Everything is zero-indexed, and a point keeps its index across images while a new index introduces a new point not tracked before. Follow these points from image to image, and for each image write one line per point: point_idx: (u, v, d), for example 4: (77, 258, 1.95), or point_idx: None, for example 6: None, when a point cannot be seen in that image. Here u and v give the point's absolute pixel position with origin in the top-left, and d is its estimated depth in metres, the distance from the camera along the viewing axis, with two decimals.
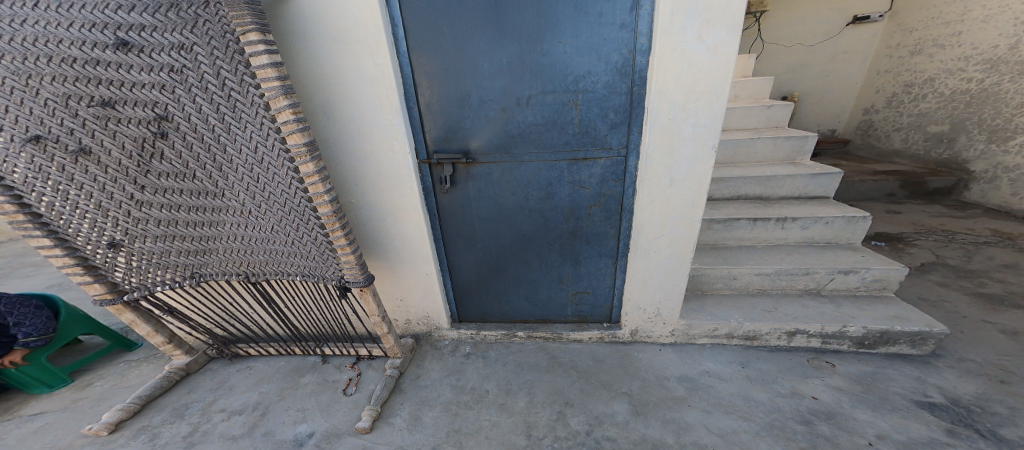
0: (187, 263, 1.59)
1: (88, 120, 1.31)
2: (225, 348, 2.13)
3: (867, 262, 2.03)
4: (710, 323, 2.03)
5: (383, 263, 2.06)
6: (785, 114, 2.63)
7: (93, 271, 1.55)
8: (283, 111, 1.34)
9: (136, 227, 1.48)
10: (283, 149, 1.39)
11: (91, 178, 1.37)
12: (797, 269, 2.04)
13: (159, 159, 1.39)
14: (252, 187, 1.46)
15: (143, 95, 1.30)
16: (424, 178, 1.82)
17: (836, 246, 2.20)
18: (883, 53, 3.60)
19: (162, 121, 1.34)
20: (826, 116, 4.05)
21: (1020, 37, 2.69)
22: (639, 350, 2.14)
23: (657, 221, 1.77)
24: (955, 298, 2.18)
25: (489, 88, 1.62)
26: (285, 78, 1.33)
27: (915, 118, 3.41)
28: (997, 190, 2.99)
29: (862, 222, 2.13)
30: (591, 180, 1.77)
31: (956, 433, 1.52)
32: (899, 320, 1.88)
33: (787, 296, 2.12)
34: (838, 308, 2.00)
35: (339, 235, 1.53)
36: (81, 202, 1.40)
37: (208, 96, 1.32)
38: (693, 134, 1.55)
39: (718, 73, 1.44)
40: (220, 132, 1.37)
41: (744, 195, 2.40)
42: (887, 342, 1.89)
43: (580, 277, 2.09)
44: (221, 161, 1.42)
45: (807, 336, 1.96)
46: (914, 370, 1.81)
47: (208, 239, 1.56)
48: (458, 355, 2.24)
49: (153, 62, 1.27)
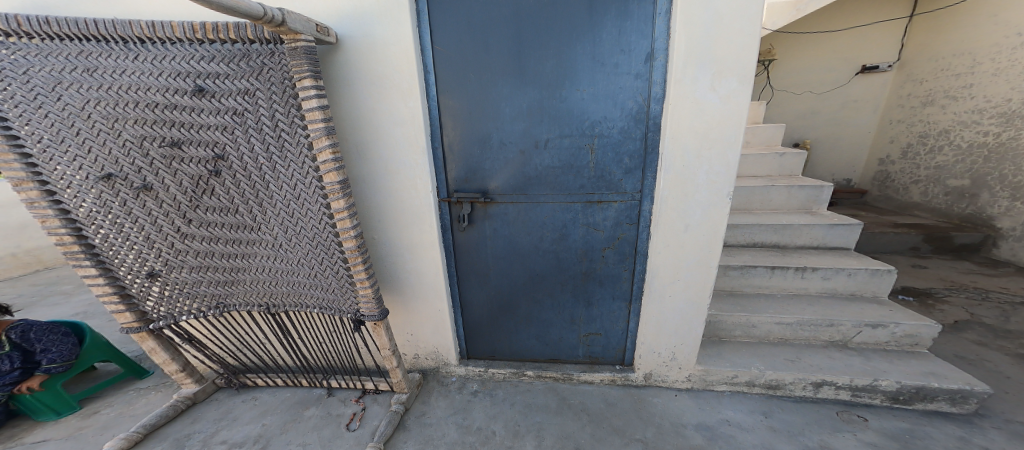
0: (215, 292, 1.60)
1: (156, 159, 1.36)
2: (234, 379, 2.12)
3: (896, 316, 1.96)
4: (728, 370, 1.96)
5: (397, 298, 2.07)
6: (798, 162, 2.66)
7: (127, 299, 1.56)
8: (324, 151, 1.36)
9: (175, 258, 1.51)
10: (318, 186, 1.42)
11: (146, 212, 1.41)
12: (821, 320, 1.98)
13: (209, 195, 1.42)
14: (288, 222, 1.49)
15: (206, 136, 1.34)
16: (443, 216, 1.87)
17: (862, 299, 2.13)
18: (894, 103, 3.65)
19: (219, 160, 1.38)
20: (839, 164, 4.05)
21: None
22: (654, 395, 2.06)
23: (672, 265, 1.76)
24: (995, 358, 2.07)
25: (510, 132, 1.69)
26: (330, 119, 1.35)
27: (933, 171, 3.40)
28: None
29: (887, 274, 2.08)
30: (605, 223, 1.79)
31: None
32: (937, 376, 1.78)
33: (811, 347, 2.04)
34: (867, 361, 1.91)
35: (360, 268, 1.57)
36: (132, 234, 1.44)
37: (261, 137, 1.36)
38: (708, 181, 1.58)
39: (731, 121, 1.49)
40: (267, 170, 1.40)
41: (759, 243, 2.38)
42: (925, 398, 1.78)
43: (592, 319, 2.06)
44: (263, 198, 1.44)
45: (835, 388, 1.87)
46: (957, 429, 1.69)
47: (238, 270, 1.57)
48: (465, 392, 2.20)
49: (220, 106, 1.32)
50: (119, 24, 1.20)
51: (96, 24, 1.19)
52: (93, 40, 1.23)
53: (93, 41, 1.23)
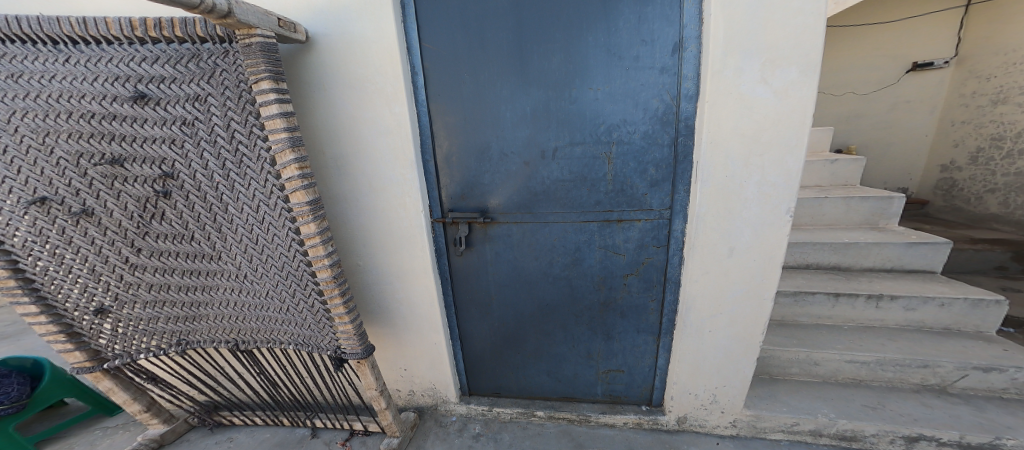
0: (174, 330, 1.44)
1: (95, 179, 1.23)
2: (207, 417, 1.93)
3: (1012, 357, 1.58)
4: (787, 417, 1.62)
5: (387, 330, 1.83)
6: (853, 170, 2.31)
7: (76, 338, 1.43)
8: (289, 166, 1.19)
9: (127, 292, 1.36)
10: (285, 208, 1.24)
11: (88, 240, 1.28)
12: (910, 359, 1.63)
13: (159, 220, 1.28)
14: (250, 249, 1.31)
15: (152, 152, 1.20)
16: (437, 239, 1.62)
17: (960, 335, 1.76)
18: (956, 102, 3.23)
19: (167, 178, 1.23)
20: (894, 172, 3.64)
21: None
22: (689, 443, 1.74)
23: (713, 297, 1.45)
24: None
25: (512, 140, 1.44)
26: (296, 129, 1.19)
27: (1014, 178, 2.97)
28: None
29: (993, 306, 1.70)
30: (627, 245, 1.51)
31: None
32: None
33: (895, 390, 1.68)
34: (979, 412, 1.54)
35: (338, 302, 1.36)
36: (76, 266, 1.31)
37: (215, 150, 1.20)
38: (758, 194, 1.28)
39: (790, 119, 1.19)
40: (222, 190, 1.24)
41: (814, 265, 2.03)
42: None
43: (613, 354, 1.76)
44: (221, 222, 1.28)
45: (936, 444, 1.51)
46: None
47: (199, 305, 1.40)
48: (466, 436, 1.93)
49: (167, 115, 1.18)
50: (46, 22, 1.09)
51: (19, 22, 1.08)
52: (17, 41, 1.12)
53: (17, 42, 1.13)
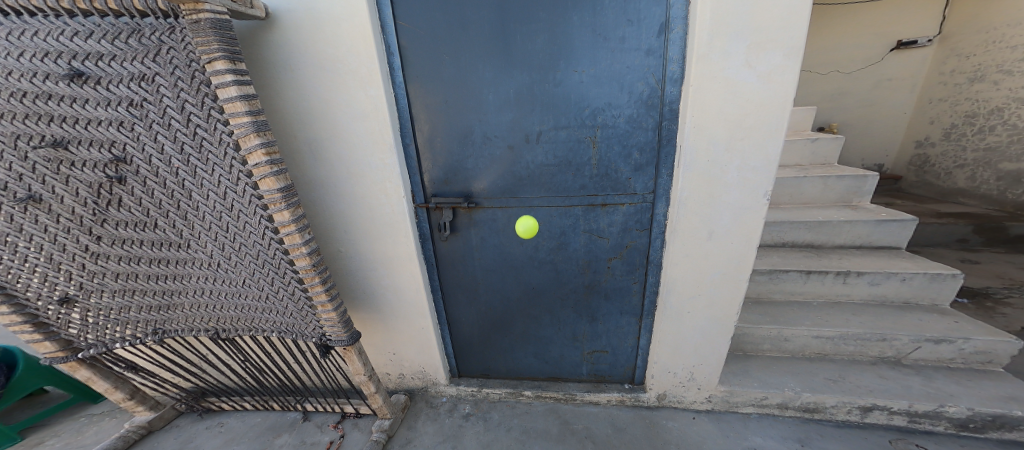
0: (149, 319, 1.45)
1: (38, 163, 1.18)
2: (196, 404, 1.96)
3: (963, 328, 1.66)
4: (757, 392, 1.70)
5: (373, 316, 1.83)
6: (833, 148, 2.34)
7: (44, 328, 1.40)
8: (255, 151, 1.20)
9: (91, 281, 1.34)
10: (255, 196, 1.24)
11: (41, 228, 1.24)
12: (870, 334, 1.70)
13: (117, 207, 1.26)
14: (221, 237, 1.33)
15: (98, 134, 1.18)
16: (421, 224, 1.61)
17: (918, 308, 1.83)
18: (936, 80, 3.27)
19: (120, 163, 1.21)
20: (871, 150, 3.71)
21: None
22: (667, 418, 1.83)
23: (693, 279, 1.48)
24: None
25: (496, 124, 1.41)
26: (259, 113, 1.18)
27: (982, 153, 3.07)
28: None
29: (951, 281, 1.76)
30: (611, 229, 1.52)
31: None
32: (1020, 403, 1.49)
33: (856, 363, 1.77)
34: (928, 382, 1.63)
35: (319, 290, 1.38)
36: (31, 255, 1.27)
37: (171, 134, 1.19)
38: (739, 179, 1.29)
39: (774, 104, 1.19)
40: (184, 176, 1.24)
41: (790, 243, 2.08)
42: (1001, 427, 1.51)
43: (598, 335, 1.80)
44: (186, 209, 1.29)
45: (888, 413, 1.60)
46: None
47: (172, 293, 1.42)
48: (456, 416, 2.00)
49: (110, 95, 1.15)
50: None
51: None
52: None
53: None
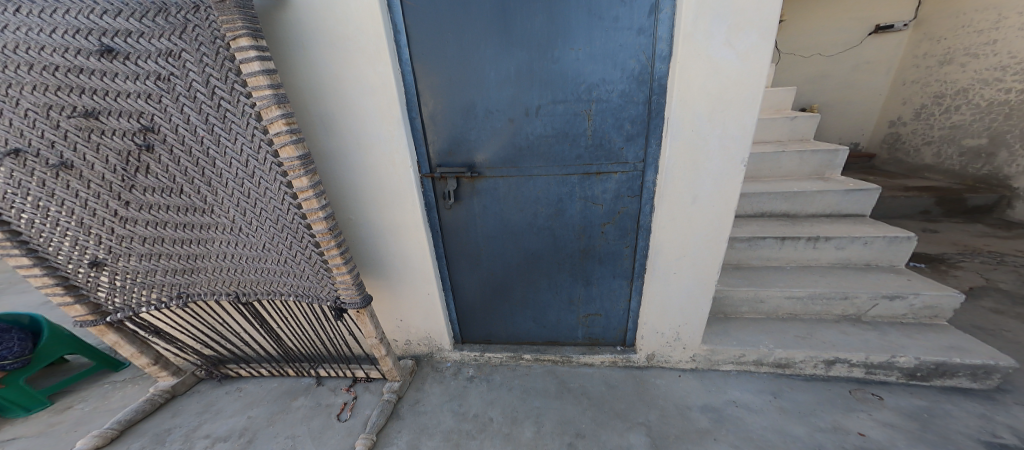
0: (174, 282, 1.55)
1: (70, 131, 1.26)
2: (214, 370, 2.10)
3: (914, 285, 1.85)
4: (735, 349, 1.88)
5: (382, 282, 1.95)
6: (810, 126, 2.50)
7: (74, 290, 1.50)
8: (276, 121, 1.28)
9: (120, 245, 1.44)
10: (276, 163, 1.34)
11: (72, 193, 1.33)
12: (834, 292, 1.87)
13: (145, 173, 1.35)
14: (243, 203, 1.42)
15: (127, 105, 1.26)
16: (426, 193, 1.72)
17: (877, 269, 2.02)
18: (909, 63, 3.45)
19: (148, 132, 1.30)
20: (849, 129, 3.89)
21: None
22: (656, 376, 2.01)
23: (679, 241, 1.63)
24: (1015, 327, 1.88)
25: (497, 99, 1.52)
26: (279, 86, 1.27)
27: (948, 131, 3.27)
28: None
29: (906, 242, 1.95)
30: (604, 196, 1.65)
31: None
32: (959, 351, 1.69)
33: (822, 321, 1.95)
34: (883, 336, 1.82)
35: (334, 253, 1.48)
36: (62, 219, 1.36)
37: (196, 106, 1.28)
38: (720, 147, 1.42)
39: (750, 80, 1.32)
40: (208, 145, 1.33)
41: (768, 213, 2.24)
42: (943, 374, 1.70)
43: (592, 298, 1.94)
44: (209, 175, 1.38)
45: (848, 365, 1.79)
46: (978, 407, 1.62)
47: (195, 257, 1.52)
48: (460, 378, 2.15)
49: (139, 69, 1.23)
50: None
51: None
52: None
53: None
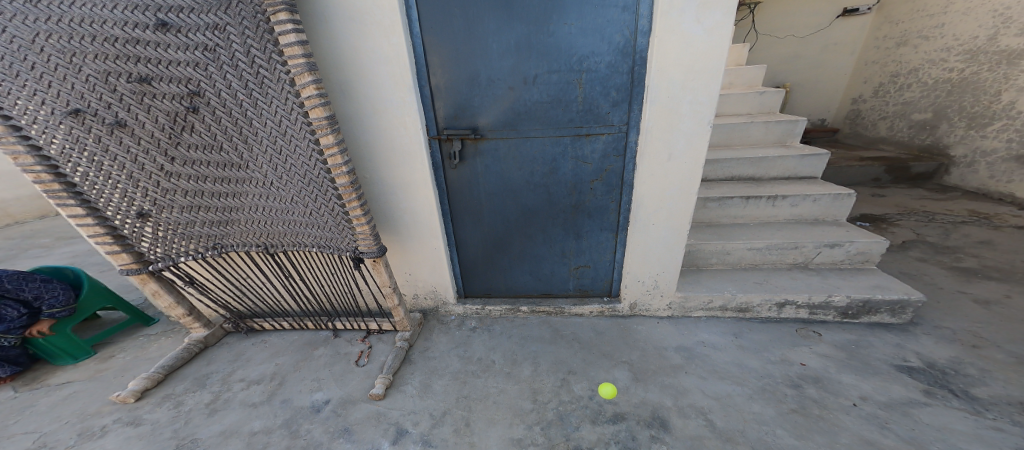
0: (210, 233, 1.83)
1: (125, 94, 1.53)
2: (241, 323, 2.41)
3: (851, 235, 2.15)
4: (704, 295, 2.16)
5: (393, 237, 2.16)
6: (776, 100, 2.78)
7: (121, 241, 1.79)
8: (307, 87, 1.53)
9: (164, 198, 1.71)
10: (306, 122, 1.59)
11: (125, 148, 1.60)
12: (786, 242, 2.17)
13: (189, 132, 1.62)
14: (275, 159, 1.69)
15: (177, 72, 1.53)
16: (434, 153, 1.92)
17: (824, 223, 2.32)
18: (871, 45, 3.80)
19: (194, 96, 1.57)
20: (817, 106, 4.27)
21: (997, 29, 2.90)
22: (638, 323, 2.29)
23: (657, 195, 1.88)
24: (933, 272, 2.26)
25: (498, 69, 1.71)
26: (310, 56, 1.52)
27: (900, 107, 3.61)
28: (975, 173, 3.20)
29: (848, 199, 2.26)
30: (593, 155, 1.88)
31: (932, 393, 1.63)
32: (880, 289, 1.99)
33: (777, 269, 2.25)
34: (823, 279, 2.12)
35: (355, 205, 1.71)
36: (115, 173, 1.63)
37: (237, 73, 1.53)
38: (691, 110, 1.66)
39: (715, 52, 1.55)
40: (246, 107, 1.59)
41: (736, 177, 2.51)
42: (869, 311, 2.01)
43: (582, 251, 2.19)
44: (246, 134, 1.65)
45: (795, 307, 2.09)
46: (894, 338, 1.92)
47: (231, 210, 1.80)
48: (464, 329, 2.39)
49: (189, 41, 1.49)
50: None
51: None
52: None
53: None
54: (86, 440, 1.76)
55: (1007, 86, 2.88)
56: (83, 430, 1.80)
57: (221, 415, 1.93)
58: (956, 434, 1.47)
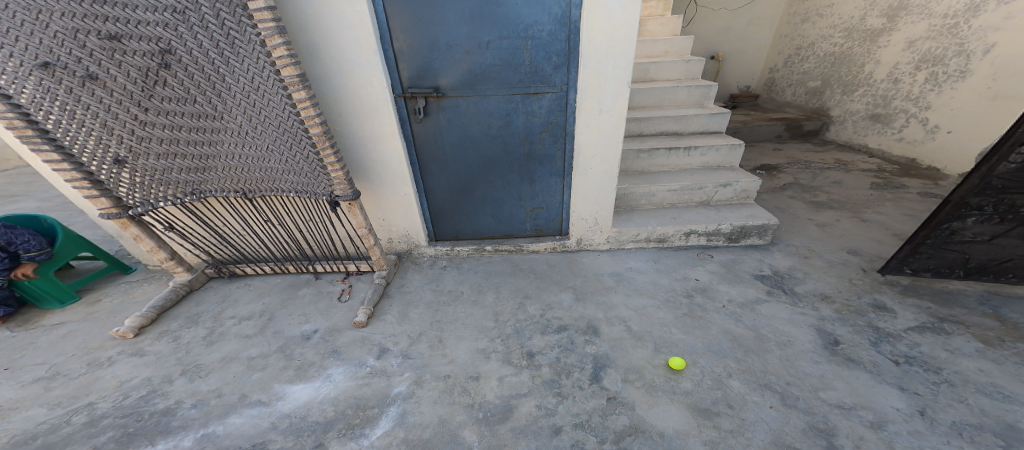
0: (188, 179, 2.07)
1: (95, 50, 1.67)
2: (223, 268, 2.68)
3: (738, 177, 2.72)
4: (633, 230, 2.66)
5: (367, 185, 2.45)
6: (699, 68, 3.26)
7: (98, 186, 1.99)
8: (277, 48, 1.71)
9: (140, 146, 1.91)
10: (278, 79, 1.80)
11: (97, 100, 1.77)
12: (693, 184, 2.69)
13: (162, 86, 1.80)
14: (248, 113, 1.91)
15: (147, 32, 1.68)
16: (400, 109, 2.19)
17: (724, 169, 2.88)
18: (785, 20, 4.53)
19: (166, 54, 1.74)
20: (743, 73, 4.97)
21: (865, 11, 3.69)
22: (583, 255, 2.77)
23: (592, 143, 2.29)
24: (798, 206, 2.94)
25: (456, 35, 1.98)
26: (278, 20, 1.67)
27: (801, 76, 4.43)
28: (845, 129, 4.04)
29: (740, 148, 2.83)
30: (540, 111, 2.23)
31: (773, 293, 2.23)
32: (753, 218, 2.58)
33: (688, 207, 2.78)
34: (718, 213, 2.68)
35: (329, 153, 1.96)
36: (88, 121, 1.80)
37: (208, 34, 1.71)
38: (614, 73, 2.06)
39: (630, 23, 1.92)
40: (218, 64, 1.78)
41: (664, 131, 2.99)
42: (745, 235, 2.60)
43: (535, 194, 2.59)
44: (218, 90, 1.86)
45: (696, 235, 2.64)
46: (760, 255, 2.54)
47: (206, 157, 2.03)
48: (436, 267, 2.77)
49: (157, 4, 1.64)
50: None
51: None
52: None
53: None
54: (95, 368, 2.00)
55: (869, 60, 3.67)
56: (91, 360, 2.04)
57: (220, 345, 2.19)
58: (779, 320, 2.06)
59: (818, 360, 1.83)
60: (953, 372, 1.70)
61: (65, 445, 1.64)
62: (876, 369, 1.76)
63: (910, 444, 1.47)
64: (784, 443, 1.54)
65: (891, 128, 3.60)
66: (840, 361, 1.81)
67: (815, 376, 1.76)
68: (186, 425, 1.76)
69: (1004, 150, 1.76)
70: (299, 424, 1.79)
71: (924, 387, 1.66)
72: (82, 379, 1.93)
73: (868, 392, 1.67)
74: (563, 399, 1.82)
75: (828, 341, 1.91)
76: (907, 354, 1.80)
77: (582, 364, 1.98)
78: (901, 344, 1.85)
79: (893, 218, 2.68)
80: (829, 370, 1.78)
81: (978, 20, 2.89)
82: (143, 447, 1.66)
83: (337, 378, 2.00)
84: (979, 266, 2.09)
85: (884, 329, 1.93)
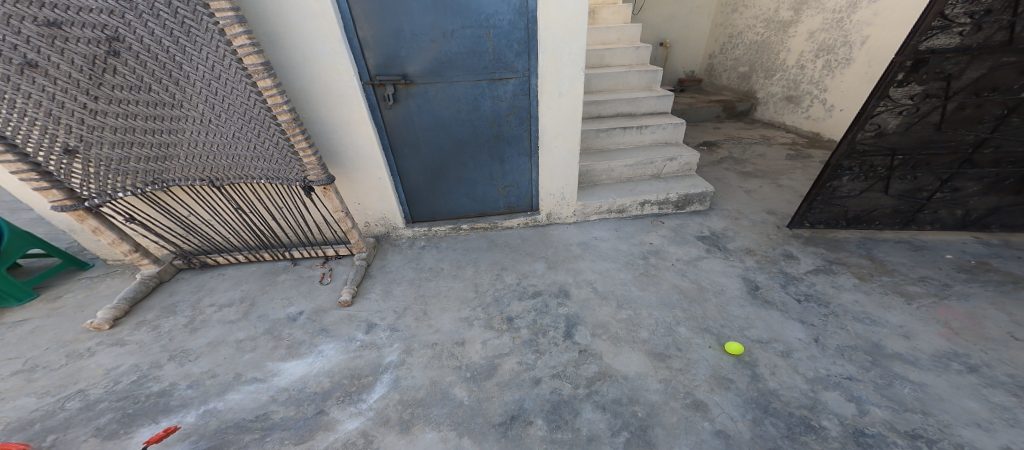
0: (147, 168, 2.04)
1: (32, 37, 1.61)
2: (192, 259, 2.65)
3: (682, 152, 3.11)
4: (596, 202, 2.96)
5: (339, 171, 2.53)
6: (646, 54, 3.59)
7: (46, 177, 1.91)
8: (238, 37, 1.75)
9: (92, 135, 1.86)
10: (241, 68, 1.84)
11: (39, 88, 1.70)
12: (645, 159, 3.03)
13: (112, 74, 1.77)
14: (210, 99, 1.93)
15: (91, 19, 1.65)
16: (369, 96, 2.29)
17: (671, 144, 3.26)
18: (720, 10, 5.02)
19: (114, 41, 1.72)
20: (687, 59, 5.46)
21: (778, 6, 4.23)
22: (553, 228, 3.04)
23: (555, 124, 2.54)
24: (731, 177, 3.40)
25: (420, 24, 2.11)
26: (236, 9, 1.71)
27: (732, 62, 4.95)
28: (767, 108, 4.62)
29: (683, 126, 3.21)
30: (506, 95, 2.42)
31: (711, 250, 2.64)
32: (694, 187, 2.98)
33: (641, 179, 3.14)
34: (666, 184, 3.06)
35: (300, 139, 2.03)
36: (31, 111, 1.73)
37: (160, 22, 1.71)
38: (570, 59, 2.30)
39: (580, 14, 2.17)
40: (174, 52, 1.78)
41: (618, 112, 3.31)
42: (689, 202, 3.01)
43: (506, 173, 2.80)
44: (176, 77, 1.86)
45: (649, 204, 3.00)
46: (701, 219, 2.95)
47: (167, 145, 2.02)
48: (415, 247, 2.91)
49: None
50: None
51: None
52: None
53: None
54: (77, 358, 1.98)
55: (783, 48, 4.23)
56: (69, 352, 2.01)
57: (203, 331, 2.20)
58: (714, 272, 2.47)
59: (743, 304, 2.24)
60: (837, 304, 2.17)
61: (64, 428, 1.66)
62: (784, 307, 2.19)
63: (809, 367, 1.88)
64: (721, 375, 1.89)
65: (801, 108, 4.19)
66: (760, 303, 2.23)
67: (742, 317, 2.16)
68: (185, 404, 1.81)
69: (862, 122, 2.23)
70: (298, 395, 1.90)
71: (818, 319, 2.11)
72: (64, 370, 1.91)
73: (778, 327, 2.09)
74: (541, 355, 2.08)
75: (751, 287, 2.33)
76: (806, 293, 2.26)
77: (556, 323, 2.26)
78: (803, 285, 2.31)
79: (802, 183, 3.20)
80: (752, 312, 2.19)
81: (857, 15, 3.48)
82: (145, 424, 1.71)
83: (330, 353, 2.12)
84: (856, 217, 2.65)
85: (792, 274, 2.39)
